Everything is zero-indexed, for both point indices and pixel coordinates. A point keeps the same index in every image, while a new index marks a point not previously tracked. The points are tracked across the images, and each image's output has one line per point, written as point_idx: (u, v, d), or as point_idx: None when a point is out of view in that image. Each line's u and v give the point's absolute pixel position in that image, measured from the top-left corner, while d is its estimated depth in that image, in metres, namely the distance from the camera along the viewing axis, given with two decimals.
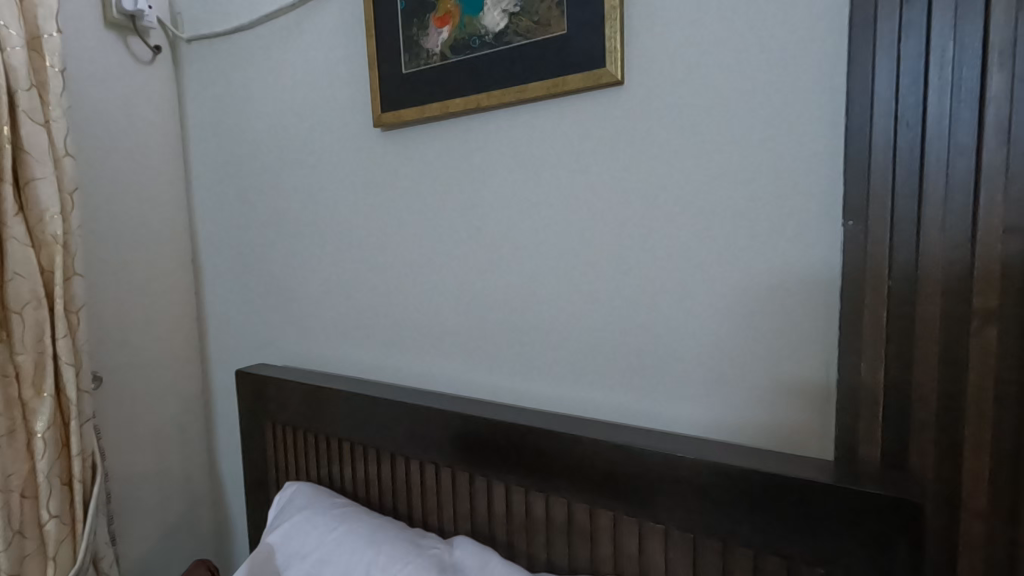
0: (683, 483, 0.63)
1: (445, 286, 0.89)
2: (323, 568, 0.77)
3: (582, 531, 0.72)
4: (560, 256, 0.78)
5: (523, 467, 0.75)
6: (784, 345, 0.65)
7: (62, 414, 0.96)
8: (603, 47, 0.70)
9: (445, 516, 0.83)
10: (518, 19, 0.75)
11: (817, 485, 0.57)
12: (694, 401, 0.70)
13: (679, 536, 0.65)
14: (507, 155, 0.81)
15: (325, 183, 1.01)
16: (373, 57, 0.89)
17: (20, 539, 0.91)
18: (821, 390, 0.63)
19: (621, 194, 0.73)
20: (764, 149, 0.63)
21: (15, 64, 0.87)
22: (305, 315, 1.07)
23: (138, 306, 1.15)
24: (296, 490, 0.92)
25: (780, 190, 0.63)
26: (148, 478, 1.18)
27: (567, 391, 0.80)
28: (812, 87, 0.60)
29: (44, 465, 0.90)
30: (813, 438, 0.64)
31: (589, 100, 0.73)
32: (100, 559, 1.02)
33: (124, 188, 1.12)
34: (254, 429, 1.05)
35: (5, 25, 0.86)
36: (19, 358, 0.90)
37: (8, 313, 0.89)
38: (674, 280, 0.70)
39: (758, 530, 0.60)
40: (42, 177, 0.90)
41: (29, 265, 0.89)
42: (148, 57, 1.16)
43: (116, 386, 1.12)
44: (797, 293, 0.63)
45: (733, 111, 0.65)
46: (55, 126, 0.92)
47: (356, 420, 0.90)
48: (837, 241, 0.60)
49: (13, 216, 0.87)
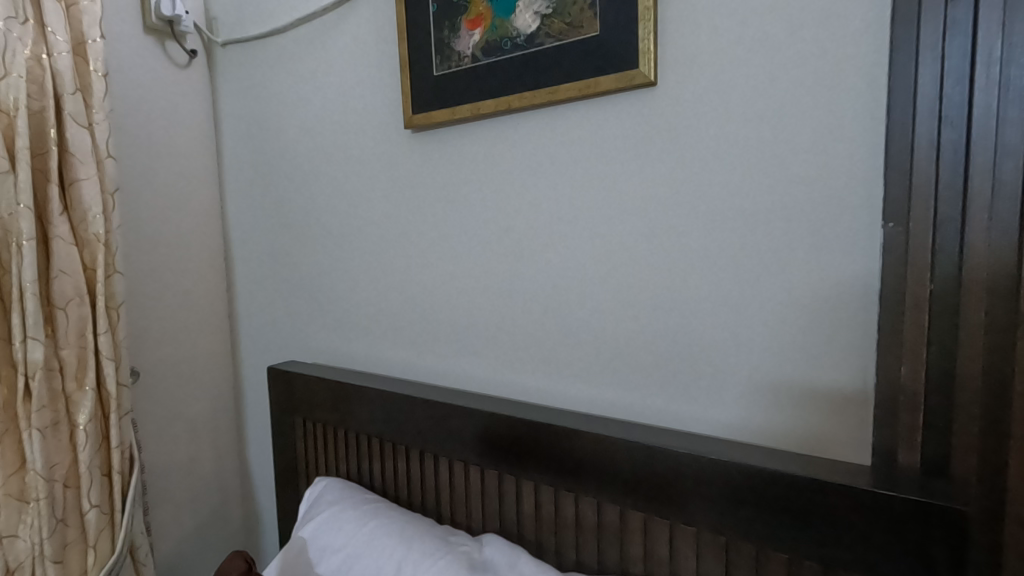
0: (716, 485, 0.63)
1: (474, 286, 0.90)
2: (355, 562, 0.79)
3: (613, 531, 0.72)
4: (591, 256, 0.78)
5: (552, 467, 0.75)
6: (819, 348, 0.64)
7: (102, 407, 0.99)
8: (636, 48, 0.70)
9: (473, 514, 0.84)
10: (551, 21, 0.76)
11: (854, 489, 0.56)
12: (726, 402, 0.70)
13: (712, 539, 0.64)
14: (539, 156, 0.81)
15: (356, 184, 1.02)
16: (404, 60, 0.90)
17: (63, 527, 0.93)
18: (858, 394, 0.62)
19: (653, 195, 0.73)
20: (801, 150, 0.63)
21: (62, 68, 0.90)
22: (335, 313, 1.09)
23: (174, 303, 1.18)
24: (326, 484, 0.94)
25: (817, 191, 0.62)
26: (181, 471, 1.21)
27: (596, 392, 0.80)
28: (851, 87, 0.60)
29: (86, 456, 0.93)
30: (850, 443, 0.64)
31: (622, 101, 0.73)
32: (136, 549, 1.05)
33: (162, 188, 1.15)
34: (285, 424, 1.07)
35: (53, 31, 0.89)
36: (63, 352, 0.93)
37: (53, 309, 0.92)
38: (708, 280, 0.70)
39: (793, 535, 0.59)
40: (85, 178, 0.93)
41: (73, 264, 0.93)
42: (184, 61, 1.19)
43: (154, 381, 1.15)
44: (835, 296, 0.63)
45: (769, 111, 0.64)
46: (99, 128, 0.95)
47: (386, 417, 0.91)
48: (876, 243, 0.60)
49: (58, 215, 0.91)
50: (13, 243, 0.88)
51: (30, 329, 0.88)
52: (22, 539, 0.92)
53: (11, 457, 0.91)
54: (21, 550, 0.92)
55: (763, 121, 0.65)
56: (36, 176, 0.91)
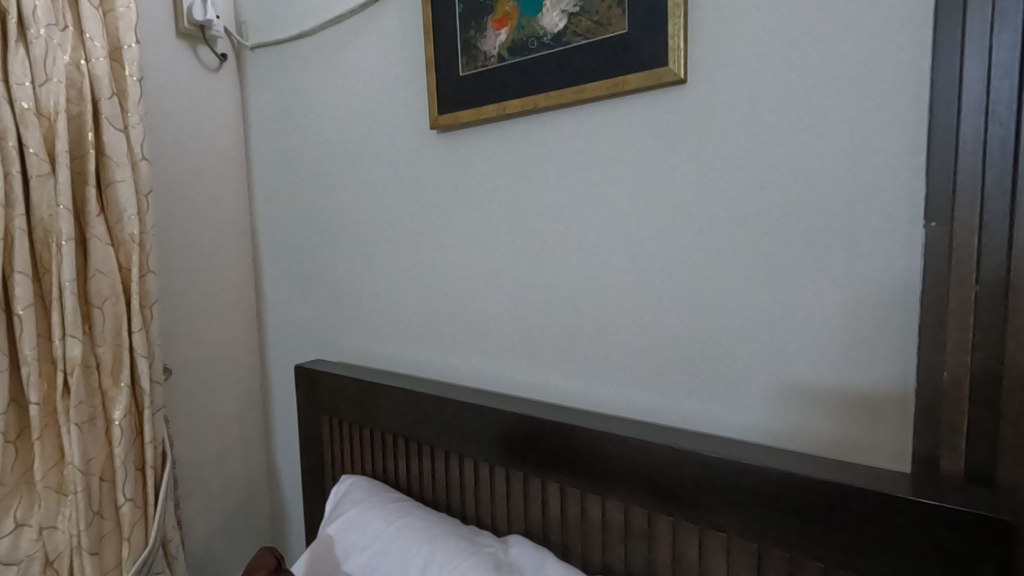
0: (747, 490, 0.62)
1: (499, 286, 0.90)
2: (381, 560, 0.79)
3: (640, 535, 0.71)
4: (618, 256, 0.78)
5: (577, 469, 0.75)
6: (855, 351, 0.62)
7: (136, 404, 1.01)
8: (666, 46, 0.69)
9: (499, 515, 0.84)
10: (578, 19, 0.75)
11: (893, 498, 0.54)
12: (758, 406, 0.69)
13: (743, 544, 0.63)
14: (566, 155, 0.81)
15: (382, 185, 1.03)
16: (430, 60, 0.90)
17: (100, 519, 0.96)
18: (897, 399, 0.60)
19: (681, 195, 0.72)
20: (836, 148, 0.61)
21: (99, 73, 0.93)
22: (361, 312, 1.10)
23: (204, 301, 1.21)
24: (352, 482, 0.95)
25: (856, 189, 0.60)
26: (211, 467, 1.24)
27: (623, 394, 0.79)
28: (893, 81, 0.58)
29: (121, 450, 0.96)
30: (888, 450, 0.62)
31: (650, 99, 0.73)
32: (168, 542, 1.07)
33: (193, 189, 1.18)
34: (312, 422, 1.08)
35: (91, 37, 0.92)
36: (99, 349, 0.95)
37: (90, 307, 0.95)
38: (741, 280, 0.68)
39: (828, 543, 0.58)
40: (121, 179, 0.96)
41: (109, 263, 0.95)
42: (215, 64, 1.21)
43: (185, 378, 1.18)
44: (873, 297, 0.61)
45: (802, 109, 0.63)
46: (133, 130, 0.98)
47: (411, 417, 0.92)
48: (916, 244, 0.58)
49: (96, 216, 0.94)
50: (53, 243, 0.90)
51: (69, 327, 0.90)
52: (61, 531, 0.94)
53: (51, 450, 0.94)
54: (59, 541, 0.94)
55: (797, 118, 0.63)
56: (75, 178, 0.94)
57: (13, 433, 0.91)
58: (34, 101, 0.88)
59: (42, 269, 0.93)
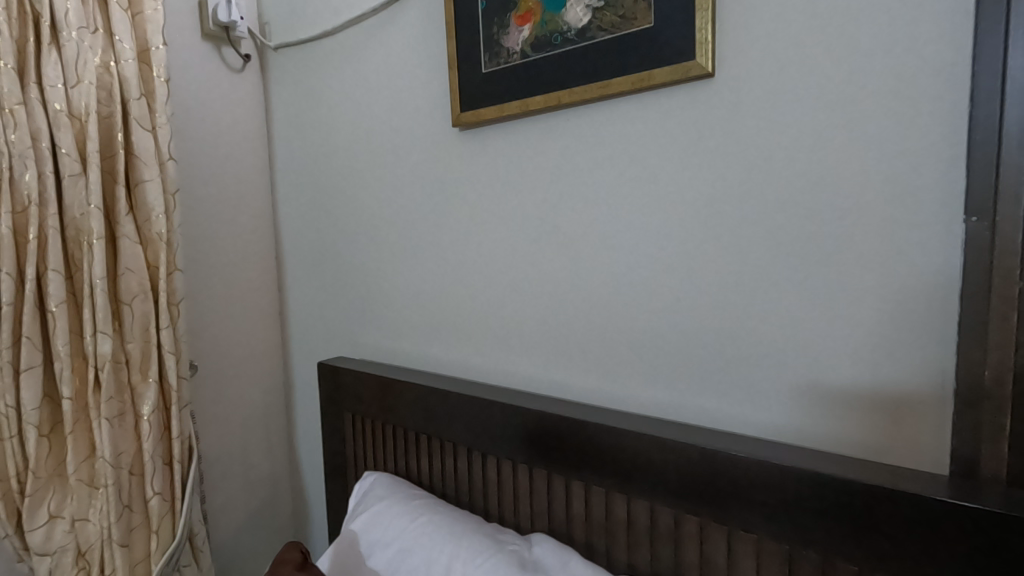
0: (776, 491, 0.61)
1: (521, 283, 0.90)
2: (405, 556, 0.79)
3: (666, 535, 0.70)
4: (641, 254, 0.77)
5: (601, 467, 0.74)
6: (890, 351, 0.61)
7: (164, 399, 1.03)
8: (693, 39, 0.68)
9: (521, 513, 0.84)
10: (603, 14, 0.74)
11: (930, 500, 0.52)
12: (787, 405, 0.67)
13: (773, 546, 0.62)
14: (591, 151, 0.80)
15: (403, 183, 1.04)
16: (452, 58, 0.90)
17: (129, 512, 0.98)
18: (933, 399, 0.59)
19: (705, 192, 0.71)
20: (867, 142, 0.60)
21: (128, 75, 0.94)
22: (383, 309, 1.11)
23: (229, 298, 1.23)
24: (375, 479, 0.96)
25: (892, 182, 0.59)
26: (235, 462, 1.26)
27: (647, 393, 0.79)
28: (931, 71, 0.56)
29: (150, 445, 0.98)
30: (924, 452, 0.60)
31: (676, 94, 0.72)
32: (194, 535, 1.09)
33: (217, 188, 1.19)
34: (334, 419, 1.09)
35: (120, 40, 0.94)
36: (129, 346, 0.97)
37: (120, 304, 0.97)
38: (772, 278, 0.67)
39: (862, 545, 0.56)
40: (149, 179, 0.97)
41: (138, 261, 0.97)
42: (239, 65, 1.23)
43: (210, 375, 1.20)
44: (909, 295, 0.59)
45: (832, 103, 0.61)
46: (161, 131, 0.99)
47: (433, 413, 0.92)
48: (954, 241, 0.56)
49: (125, 215, 0.95)
50: (85, 242, 0.92)
51: (100, 324, 0.92)
52: (92, 523, 0.96)
53: (82, 444, 0.95)
54: (90, 534, 0.96)
55: (827, 111, 0.62)
56: (105, 178, 0.96)
57: (47, 428, 0.93)
58: (66, 103, 0.89)
59: (73, 268, 0.95)
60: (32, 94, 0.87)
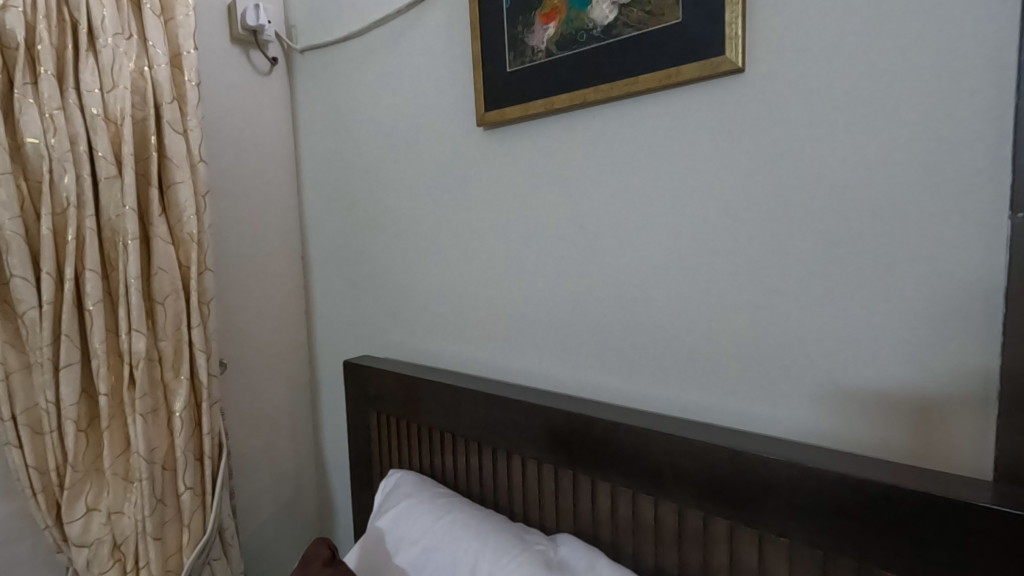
0: (810, 495, 0.59)
1: (546, 283, 0.90)
2: (432, 554, 0.80)
3: (695, 538, 0.69)
4: (667, 253, 0.76)
5: (628, 467, 0.73)
6: (929, 352, 0.59)
7: (195, 396, 1.05)
8: (723, 34, 0.67)
9: (547, 513, 0.84)
10: (630, 10, 0.74)
11: (973, 507, 0.51)
12: (819, 407, 0.66)
13: (806, 551, 0.60)
14: (617, 150, 0.79)
15: (428, 183, 1.05)
16: (477, 57, 0.90)
17: (162, 506, 1.00)
18: (976, 402, 0.57)
19: (735, 190, 0.70)
20: (905, 138, 0.58)
21: (161, 79, 0.97)
22: (408, 308, 1.12)
23: (257, 297, 1.25)
24: (401, 477, 0.97)
25: (932, 179, 0.57)
26: (262, 459, 1.28)
27: (675, 394, 0.78)
28: (974, 63, 0.54)
29: (182, 441, 1.00)
30: (966, 457, 0.58)
31: (705, 90, 0.71)
32: (224, 530, 1.11)
33: (246, 190, 1.21)
34: (360, 417, 1.10)
35: (153, 45, 0.96)
36: (162, 343, 1.00)
37: (153, 304, 0.99)
38: (804, 278, 0.66)
39: (900, 553, 0.54)
40: (181, 181, 1.00)
41: (170, 261, 0.99)
42: (266, 68, 1.25)
43: (239, 372, 1.22)
44: (951, 294, 0.57)
45: (867, 97, 0.60)
46: (192, 134, 1.01)
47: (458, 412, 0.92)
48: (999, 239, 0.54)
49: (158, 216, 0.98)
50: (120, 243, 0.94)
51: (134, 322, 0.94)
52: (127, 516, 0.99)
53: (118, 439, 0.98)
54: (126, 526, 0.99)
55: (863, 106, 0.60)
56: (139, 180, 0.99)
57: (84, 423, 0.96)
58: (102, 106, 0.92)
59: (109, 267, 0.97)
60: (71, 99, 0.90)
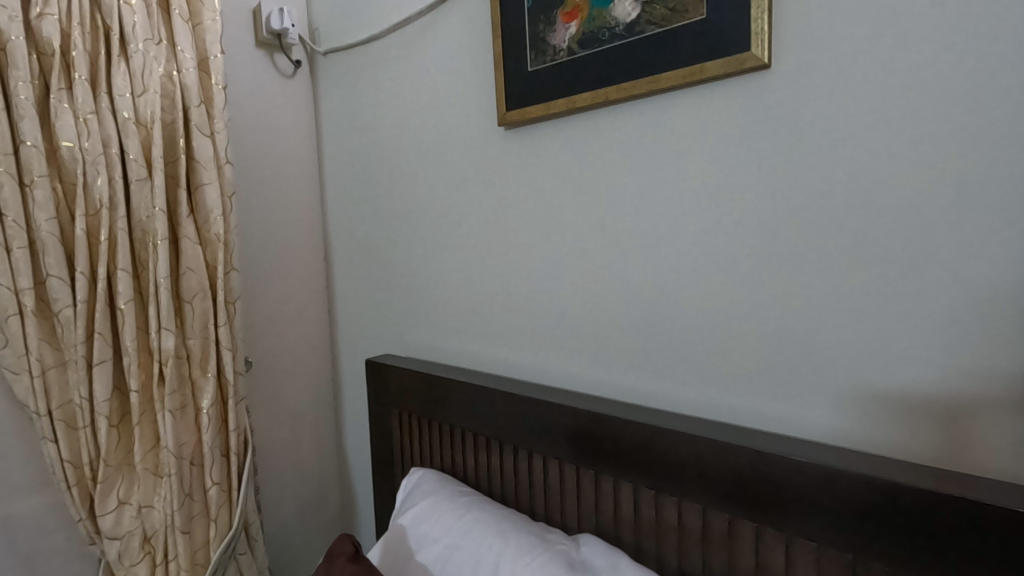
0: (839, 497, 0.58)
1: (567, 282, 0.90)
2: (453, 552, 0.80)
3: (719, 540, 0.68)
4: (690, 253, 0.76)
5: (650, 468, 0.73)
6: (963, 354, 0.57)
7: (222, 393, 1.07)
8: (748, 29, 0.66)
9: (568, 513, 0.84)
10: (652, 7, 0.73)
11: (1011, 512, 0.49)
12: (847, 409, 0.65)
13: (835, 555, 0.59)
14: (639, 149, 0.79)
15: (449, 183, 1.05)
16: (498, 56, 0.90)
17: (190, 500, 1.02)
18: (1012, 404, 0.55)
19: (759, 189, 0.69)
20: (937, 134, 0.57)
21: (189, 83, 0.99)
22: (429, 307, 1.13)
23: (281, 296, 1.27)
24: (422, 475, 0.97)
25: (966, 176, 0.56)
26: (286, 456, 1.30)
27: (699, 394, 0.77)
28: (1012, 56, 0.53)
29: (209, 437, 1.02)
30: (1002, 461, 0.56)
31: (729, 88, 0.70)
32: (250, 525, 1.13)
33: (270, 191, 1.23)
34: (382, 415, 1.11)
35: (182, 50, 0.98)
36: (190, 341, 1.02)
37: (181, 302, 1.01)
38: (832, 278, 0.64)
39: (933, 558, 0.53)
40: (208, 182, 1.02)
41: (198, 261, 1.01)
42: (290, 71, 1.26)
43: (263, 370, 1.24)
44: (985, 293, 0.56)
45: (898, 93, 0.58)
46: (219, 136, 1.03)
47: (479, 410, 0.93)
48: None
49: (186, 217, 1.00)
50: (150, 243, 0.97)
51: (163, 320, 0.97)
52: (156, 510, 1.01)
53: (147, 435, 1.00)
54: (155, 520, 1.01)
55: (893, 102, 0.59)
56: (169, 182, 1.01)
57: (116, 419, 0.99)
58: (133, 110, 0.94)
59: (140, 267, 1.00)
60: (104, 104, 0.92)
